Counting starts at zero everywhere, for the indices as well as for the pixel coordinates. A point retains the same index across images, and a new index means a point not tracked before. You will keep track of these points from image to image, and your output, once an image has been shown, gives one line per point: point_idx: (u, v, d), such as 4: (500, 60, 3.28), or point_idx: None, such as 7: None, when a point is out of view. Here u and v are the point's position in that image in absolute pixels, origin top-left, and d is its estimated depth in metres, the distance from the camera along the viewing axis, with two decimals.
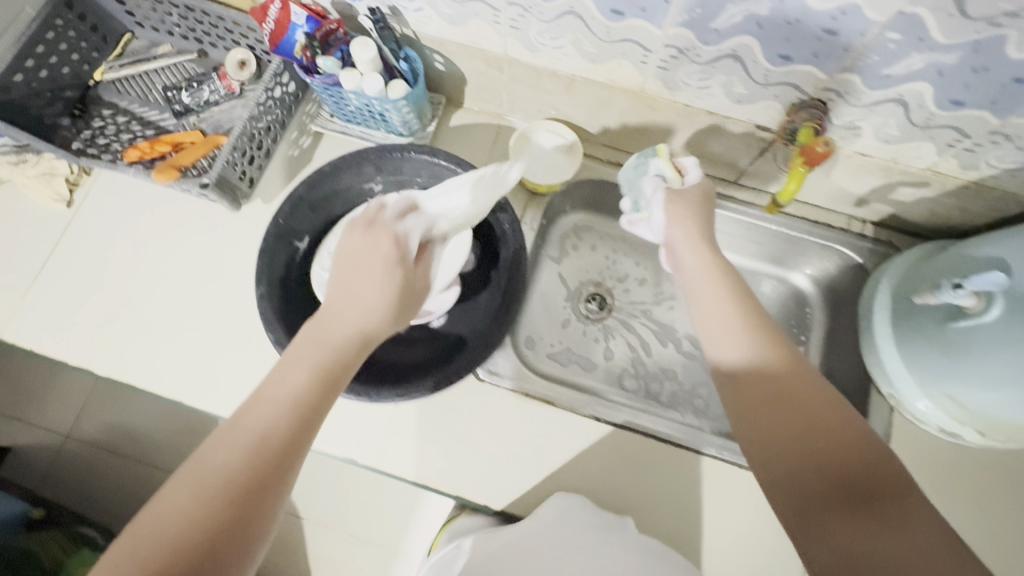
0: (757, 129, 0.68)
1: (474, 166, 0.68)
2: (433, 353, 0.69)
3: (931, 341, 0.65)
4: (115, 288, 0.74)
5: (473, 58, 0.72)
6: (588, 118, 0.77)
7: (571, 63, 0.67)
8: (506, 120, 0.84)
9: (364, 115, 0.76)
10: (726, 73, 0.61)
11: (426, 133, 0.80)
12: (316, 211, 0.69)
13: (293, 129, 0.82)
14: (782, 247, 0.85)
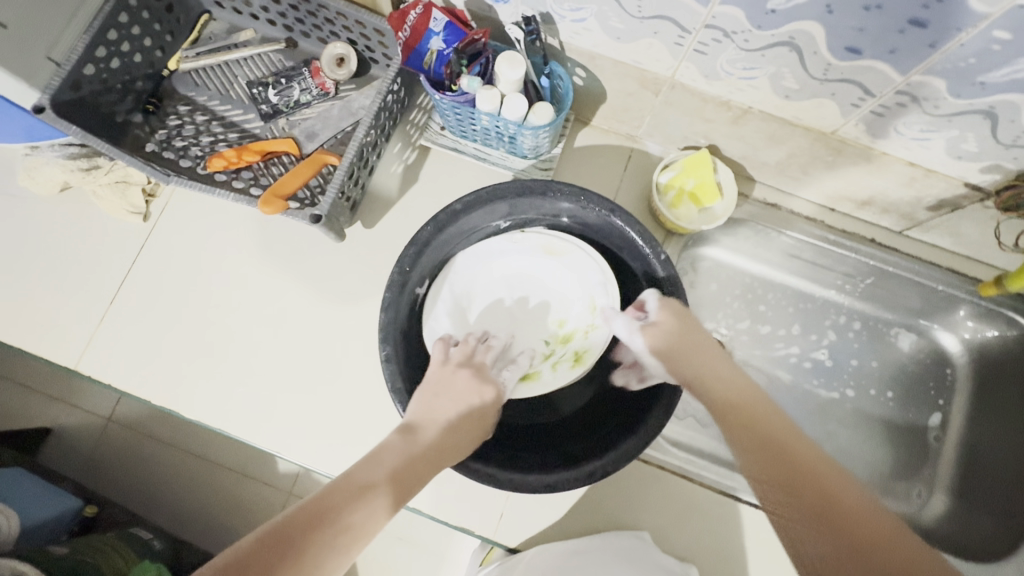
0: (962, 186, 0.58)
1: (628, 214, 0.57)
2: (561, 420, 0.62)
3: None
4: (203, 319, 0.66)
5: (626, 77, 0.61)
6: (745, 151, 0.67)
7: (754, 96, 0.56)
8: (639, 142, 0.73)
9: (489, 135, 0.65)
10: (961, 129, 0.50)
11: (551, 156, 0.69)
12: (439, 252, 0.60)
13: (397, 141, 0.71)
14: (937, 304, 0.75)
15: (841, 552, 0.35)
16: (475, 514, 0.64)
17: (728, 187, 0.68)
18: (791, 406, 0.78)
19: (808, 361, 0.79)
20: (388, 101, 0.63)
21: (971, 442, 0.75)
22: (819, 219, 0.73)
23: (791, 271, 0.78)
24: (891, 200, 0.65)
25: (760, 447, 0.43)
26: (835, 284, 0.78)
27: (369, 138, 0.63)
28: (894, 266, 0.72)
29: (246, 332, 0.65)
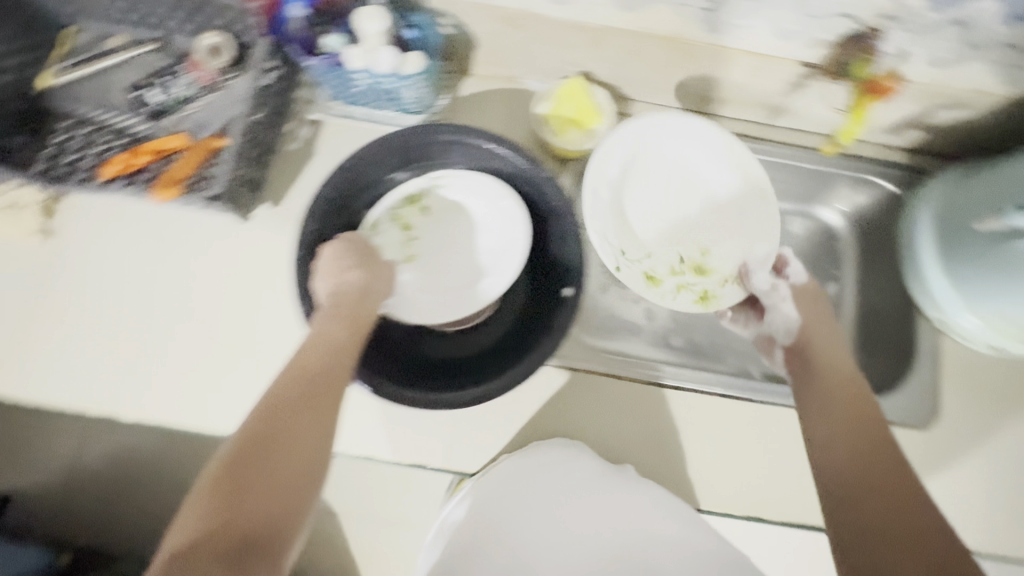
0: (798, 64, 0.66)
1: (513, 143, 0.62)
2: (489, 345, 0.66)
3: (990, 258, 0.64)
4: (129, 322, 0.67)
5: (488, 18, 0.66)
6: (615, 72, 0.72)
7: (605, 12, 0.63)
8: (520, 83, 0.76)
9: (373, 96, 0.68)
10: (774, 8, 0.59)
11: (436, 107, 0.73)
12: (341, 211, 0.63)
13: (290, 121, 0.73)
14: (817, 184, 0.82)
15: (868, 470, 0.49)
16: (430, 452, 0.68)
17: (608, 108, 0.72)
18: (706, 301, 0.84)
19: None
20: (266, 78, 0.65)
21: (864, 303, 0.82)
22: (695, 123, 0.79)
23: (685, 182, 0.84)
24: (748, 94, 0.72)
25: (829, 401, 0.56)
26: None
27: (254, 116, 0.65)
28: (769, 152, 0.77)
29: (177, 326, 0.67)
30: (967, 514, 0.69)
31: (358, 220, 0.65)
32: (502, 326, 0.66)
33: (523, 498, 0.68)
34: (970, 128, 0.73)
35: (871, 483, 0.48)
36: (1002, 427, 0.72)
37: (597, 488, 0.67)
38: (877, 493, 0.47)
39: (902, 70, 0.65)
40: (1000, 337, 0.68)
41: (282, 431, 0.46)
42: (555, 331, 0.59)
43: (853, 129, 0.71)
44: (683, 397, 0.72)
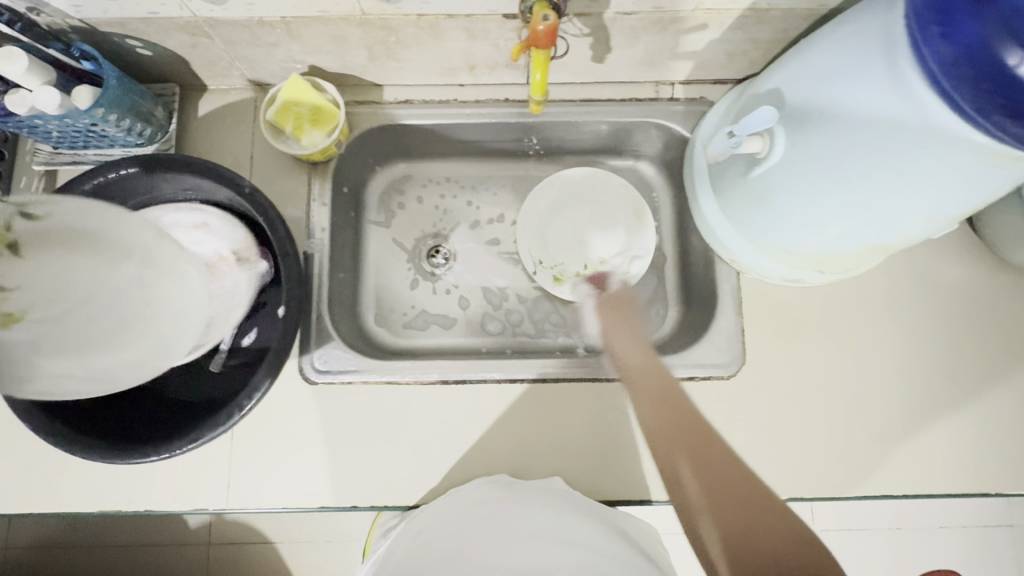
0: (640, 13, 0.59)
1: (170, 158, 0.59)
2: (222, 388, 0.62)
3: (747, 198, 0.60)
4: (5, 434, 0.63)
5: (171, 31, 0.61)
6: (337, 61, 0.67)
7: (443, 3, 0.57)
8: (262, 90, 0.73)
9: (79, 137, 0.64)
10: None
11: (168, 137, 0.70)
12: None
13: (21, 177, 0.70)
14: (585, 134, 0.78)
15: (716, 473, 0.50)
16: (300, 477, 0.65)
17: (340, 101, 0.69)
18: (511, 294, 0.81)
19: (484, 204, 0.84)
20: (92, 185, 0.59)
21: (665, 256, 0.80)
22: (453, 99, 0.74)
23: (463, 157, 0.83)
24: (632, 44, 0.65)
25: (662, 414, 0.55)
26: (516, 157, 0.83)
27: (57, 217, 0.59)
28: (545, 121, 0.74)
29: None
30: (876, 477, 0.66)
31: None
32: (225, 376, 0.63)
33: (486, 519, 0.64)
34: (735, 55, 0.67)
35: (711, 477, 0.50)
36: (832, 361, 0.69)
37: (457, 520, 0.64)
38: (721, 488, 0.49)
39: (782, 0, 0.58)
40: (791, 269, 0.65)
41: None
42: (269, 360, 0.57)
43: (539, 80, 0.55)
44: (482, 392, 0.69)
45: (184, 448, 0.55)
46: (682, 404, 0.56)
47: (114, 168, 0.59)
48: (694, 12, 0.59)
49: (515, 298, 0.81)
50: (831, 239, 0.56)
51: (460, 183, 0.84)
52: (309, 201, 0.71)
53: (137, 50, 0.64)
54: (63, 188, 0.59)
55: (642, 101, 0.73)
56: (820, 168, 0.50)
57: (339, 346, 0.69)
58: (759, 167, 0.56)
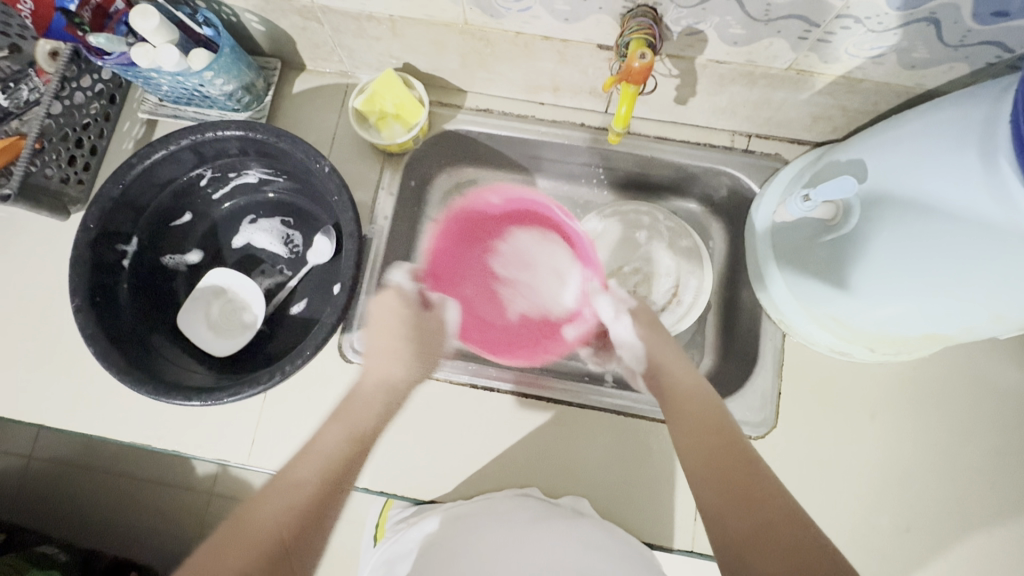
0: (732, 63, 0.60)
1: (264, 129, 0.62)
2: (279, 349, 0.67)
3: (810, 263, 0.60)
4: (66, 348, 0.69)
5: (285, 11, 0.65)
6: (430, 63, 0.71)
7: (542, 26, 0.59)
8: (354, 78, 0.77)
9: (185, 94, 0.69)
10: (719, 15, 0.53)
11: (263, 105, 0.74)
12: (138, 209, 0.65)
13: (124, 121, 0.76)
14: (653, 171, 0.78)
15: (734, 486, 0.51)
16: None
17: (426, 100, 0.72)
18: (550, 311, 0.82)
19: None
20: (188, 141, 0.62)
21: (710, 305, 0.80)
22: (531, 116, 0.76)
23: (526, 172, 0.84)
24: (716, 91, 0.65)
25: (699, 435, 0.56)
26: (581, 180, 0.84)
27: (153, 163, 0.62)
28: (621, 148, 0.75)
29: (32, 340, 0.69)
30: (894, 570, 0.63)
31: (112, 201, 0.61)
32: (281, 338, 0.68)
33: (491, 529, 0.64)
34: (818, 118, 0.67)
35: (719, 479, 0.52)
36: (872, 444, 0.67)
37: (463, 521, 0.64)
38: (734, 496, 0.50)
39: (878, 75, 0.58)
40: (842, 341, 0.64)
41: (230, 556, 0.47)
42: (322, 326, 0.59)
43: (622, 113, 0.55)
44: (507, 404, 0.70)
45: (225, 399, 0.57)
46: (725, 433, 0.56)
47: (225, 129, 0.62)
48: (786, 71, 0.60)
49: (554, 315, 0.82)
50: (886, 322, 0.56)
51: None
52: (378, 188, 0.74)
53: (251, 25, 0.69)
54: (161, 141, 0.62)
55: (715, 148, 0.74)
56: (901, 240, 0.49)
57: (380, 330, 0.71)
58: (828, 233, 0.56)
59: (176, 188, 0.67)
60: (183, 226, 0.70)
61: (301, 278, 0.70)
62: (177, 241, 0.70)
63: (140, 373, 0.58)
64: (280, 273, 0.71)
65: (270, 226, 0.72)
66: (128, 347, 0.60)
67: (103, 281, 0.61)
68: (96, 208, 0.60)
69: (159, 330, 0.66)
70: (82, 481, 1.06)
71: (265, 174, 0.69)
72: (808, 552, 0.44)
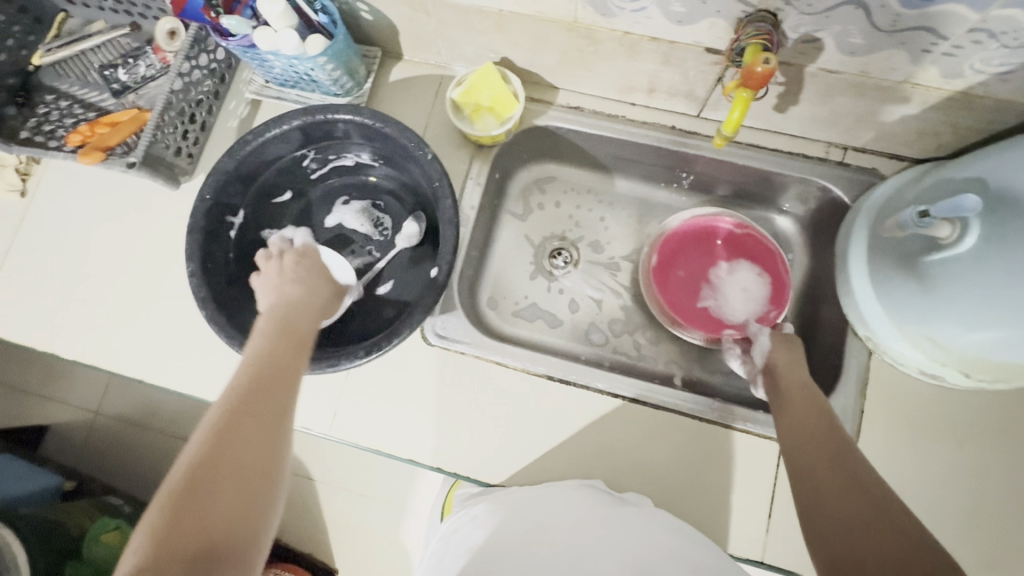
0: (844, 73, 0.59)
1: (374, 113, 0.64)
2: (367, 326, 0.70)
3: (907, 279, 0.59)
4: (167, 311, 0.73)
5: (397, 2, 0.67)
6: (528, 58, 0.72)
7: (652, 26, 0.60)
8: (449, 69, 0.79)
9: (293, 77, 0.72)
10: (842, 23, 0.52)
11: (362, 92, 0.77)
12: (248, 183, 0.68)
13: (230, 100, 0.80)
14: (739, 178, 0.78)
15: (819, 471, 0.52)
16: (400, 426, 0.70)
17: (521, 94, 0.73)
18: (621, 311, 0.83)
19: (616, 221, 0.86)
20: (300, 121, 0.65)
21: (787, 317, 0.78)
22: (620, 116, 0.76)
23: (606, 172, 0.85)
24: (820, 101, 0.65)
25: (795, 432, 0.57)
26: (661, 182, 0.84)
27: (265, 140, 0.66)
28: (709, 153, 0.74)
29: (136, 300, 0.73)
30: None
31: (226, 174, 0.65)
32: (369, 316, 0.71)
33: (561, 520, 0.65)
34: (923, 134, 0.65)
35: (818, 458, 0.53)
36: (958, 473, 0.65)
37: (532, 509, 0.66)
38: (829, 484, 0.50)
39: (1001, 92, 0.56)
40: (933, 363, 0.62)
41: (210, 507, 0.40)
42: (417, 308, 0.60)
43: (734, 118, 0.56)
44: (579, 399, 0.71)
45: (323, 368, 0.59)
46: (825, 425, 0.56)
47: (337, 111, 0.65)
48: (901, 84, 0.59)
49: (625, 316, 0.83)
50: (992, 346, 0.54)
51: (599, 196, 0.86)
52: (466, 178, 0.76)
53: (361, 14, 0.71)
54: (275, 119, 0.65)
55: (808, 158, 0.73)
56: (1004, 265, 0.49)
57: (460, 316, 0.73)
58: (936, 251, 0.54)
59: (282, 165, 0.70)
60: (283, 204, 0.74)
61: (388, 260, 0.73)
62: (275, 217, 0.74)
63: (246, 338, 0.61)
64: (368, 254, 0.74)
65: (363, 209, 0.74)
66: (232, 312, 0.64)
67: (213, 249, 0.65)
68: (213, 179, 0.64)
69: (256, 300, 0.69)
70: (147, 438, 1.11)
71: (364, 158, 0.72)
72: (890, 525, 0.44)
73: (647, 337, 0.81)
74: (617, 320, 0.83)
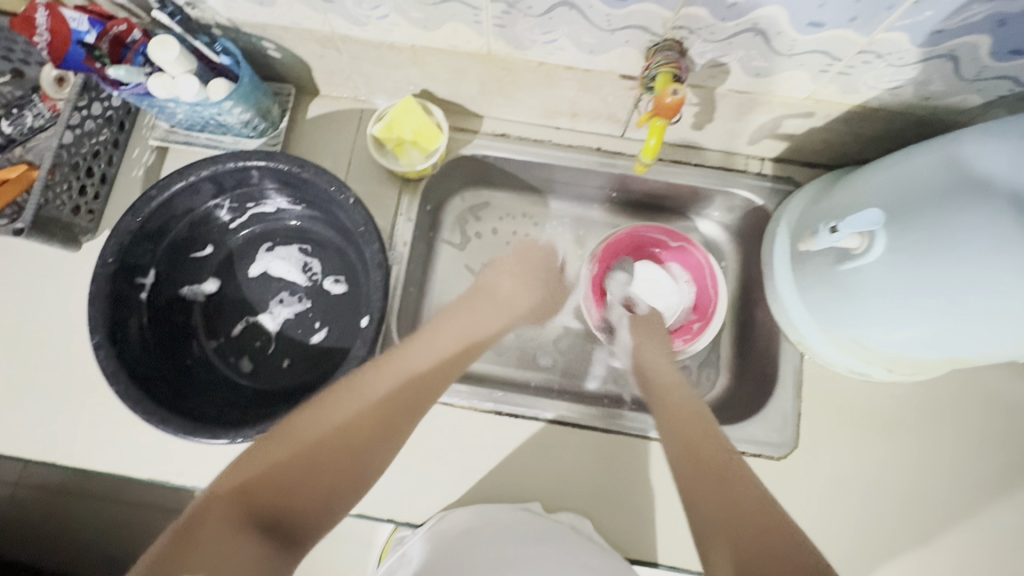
0: (752, 93, 0.61)
1: (289, 158, 0.61)
2: (305, 381, 0.66)
3: (828, 286, 0.60)
4: (82, 380, 0.67)
5: (305, 40, 0.64)
6: (448, 89, 0.70)
7: (566, 56, 0.60)
8: (369, 102, 0.76)
9: (200, 123, 0.68)
10: (744, 49, 0.54)
11: (278, 132, 0.73)
12: (156, 241, 0.63)
13: (133, 148, 0.74)
14: (669, 193, 0.79)
15: (731, 489, 0.49)
16: None
17: (444, 125, 0.72)
18: (567, 333, 0.82)
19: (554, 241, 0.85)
20: (208, 171, 0.61)
21: (726, 324, 0.80)
22: (547, 140, 0.76)
23: (539, 194, 0.85)
24: (734, 118, 0.66)
25: (687, 429, 0.57)
26: (595, 201, 0.84)
27: (172, 194, 0.61)
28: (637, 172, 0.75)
29: (42, 376, 0.67)
30: None
31: (131, 234, 0.60)
32: (303, 371, 0.67)
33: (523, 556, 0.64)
34: (831, 144, 0.69)
35: (684, 435, 0.56)
36: (888, 460, 0.68)
37: None
38: (734, 511, 0.47)
39: (893, 104, 0.59)
40: (861, 362, 0.65)
41: (297, 485, 0.47)
42: (351, 360, 0.57)
43: (650, 145, 0.56)
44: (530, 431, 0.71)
45: (253, 437, 0.55)
46: (716, 440, 0.55)
47: (248, 159, 0.61)
48: (805, 101, 0.61)
49: (572, 336, 0.82)
50: (909, 346, 0.57)
51: (535, 219, 0.85)
52: (397, 214, 0.74)
53: (269, 52, 0.68)
54: (179, 171, 0.60)
55: (731, 171, 0.75)
56: (906, 265, 0.51)
57: None
58: (849, 261, 0.56)
59: (194, 218, 0.66)
60: (201, 258, 0.69)
61: (320, 307, 0.70)
62: (192, 271, 0.69)
63: (167, 412, 0.56)
64: (298, 302, 0.70)
65: (289, 255, 0.71)
66: (147, 383, 0.59)
67: (120, 315, 0.60)
68: (114, 241, 0.58)
69: (179, 365, 0.65)
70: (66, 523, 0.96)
71: (285, 203, 0.68)
72: (775, 537, 0.45)
73: (594, 355, 0.81)
74: (562, 338, 0.82)
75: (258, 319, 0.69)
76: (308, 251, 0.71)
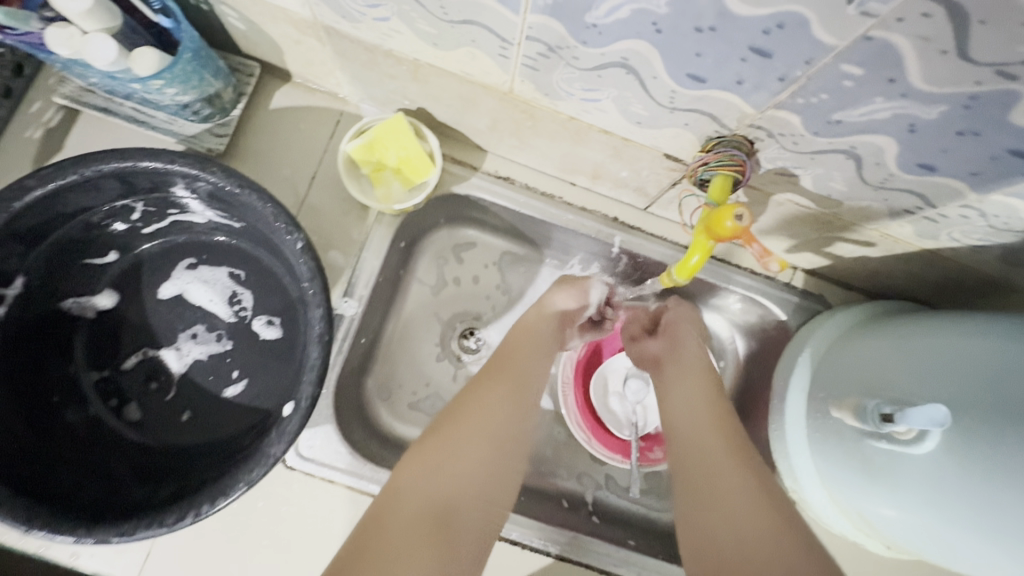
0: (814, 209, 0.50)
1: (227, 171, 0.46)
2: (205, 445, 0.53)
3: (849, 451, 0.51)
4: None
5: (277, 20, 0.49)
6: (452, 114, 0.57)
7: (606, 119, 0.47)
8: (352, 104, 0.62)
9: (122, 93, 0.52)
10: (826, 167, 0.43)
11: (229, 120, 0.58)
12: (31, 243, 0.48)
13: (34, 100, 0.57)
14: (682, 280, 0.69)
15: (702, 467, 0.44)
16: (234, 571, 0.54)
17: (438, 156, 0.58)
18: None
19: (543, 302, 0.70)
20: (113, 168, 0.46)
21: None
22: (558, 196, 0.64)
23: (534, 248, 0.69)
24: (781, 226, 0.56)
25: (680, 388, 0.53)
26: None
27: (58, 189, 0.45)
28: (653, 253, 0.64)
29: None
30: None
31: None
32: (206, 431, 0.54)
33: None
34: (877, 274, 0.59)
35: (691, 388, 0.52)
36: None
37: None
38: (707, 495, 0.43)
39: (969, 258, 0.50)
40: (858, 532, 0.58)
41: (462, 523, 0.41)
42: (261, 458, 0.44)
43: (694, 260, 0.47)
44: None
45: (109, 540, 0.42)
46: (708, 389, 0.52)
47: (171, 161, 0.46)
48: (870, 231, 0.51)
49: None
50: (922, 547, 0.48)
51: None
52: (360, 250, 0.60)
53: (229, 20, 0.52)
54: (71, 161, 0.45)
55: (757, 276, 0.66)
56: (951, 482, 0.41)
57: (328, 432, 0.57)
58: (884, 439, 0.47)
59: (92, 218, 0.51)
60: (99, 265, 0.54)
61: (244, 352, 0.56)
62: (85, 280, 0.54)
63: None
64: (216, 341, 0.56)
65: (215, 280, 0.56)
66: None
67: None
68: None
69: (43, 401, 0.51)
70: None
71: (218, 217, 0.54)
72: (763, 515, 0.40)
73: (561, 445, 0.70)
74: None
75: (159, 354, 0.55)
76: (241, 279, 0.57)
